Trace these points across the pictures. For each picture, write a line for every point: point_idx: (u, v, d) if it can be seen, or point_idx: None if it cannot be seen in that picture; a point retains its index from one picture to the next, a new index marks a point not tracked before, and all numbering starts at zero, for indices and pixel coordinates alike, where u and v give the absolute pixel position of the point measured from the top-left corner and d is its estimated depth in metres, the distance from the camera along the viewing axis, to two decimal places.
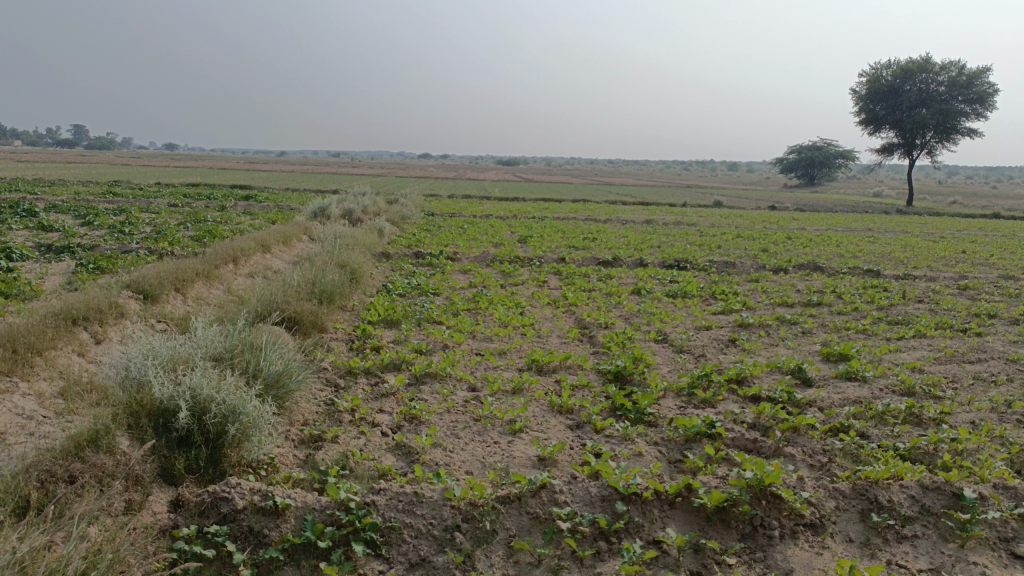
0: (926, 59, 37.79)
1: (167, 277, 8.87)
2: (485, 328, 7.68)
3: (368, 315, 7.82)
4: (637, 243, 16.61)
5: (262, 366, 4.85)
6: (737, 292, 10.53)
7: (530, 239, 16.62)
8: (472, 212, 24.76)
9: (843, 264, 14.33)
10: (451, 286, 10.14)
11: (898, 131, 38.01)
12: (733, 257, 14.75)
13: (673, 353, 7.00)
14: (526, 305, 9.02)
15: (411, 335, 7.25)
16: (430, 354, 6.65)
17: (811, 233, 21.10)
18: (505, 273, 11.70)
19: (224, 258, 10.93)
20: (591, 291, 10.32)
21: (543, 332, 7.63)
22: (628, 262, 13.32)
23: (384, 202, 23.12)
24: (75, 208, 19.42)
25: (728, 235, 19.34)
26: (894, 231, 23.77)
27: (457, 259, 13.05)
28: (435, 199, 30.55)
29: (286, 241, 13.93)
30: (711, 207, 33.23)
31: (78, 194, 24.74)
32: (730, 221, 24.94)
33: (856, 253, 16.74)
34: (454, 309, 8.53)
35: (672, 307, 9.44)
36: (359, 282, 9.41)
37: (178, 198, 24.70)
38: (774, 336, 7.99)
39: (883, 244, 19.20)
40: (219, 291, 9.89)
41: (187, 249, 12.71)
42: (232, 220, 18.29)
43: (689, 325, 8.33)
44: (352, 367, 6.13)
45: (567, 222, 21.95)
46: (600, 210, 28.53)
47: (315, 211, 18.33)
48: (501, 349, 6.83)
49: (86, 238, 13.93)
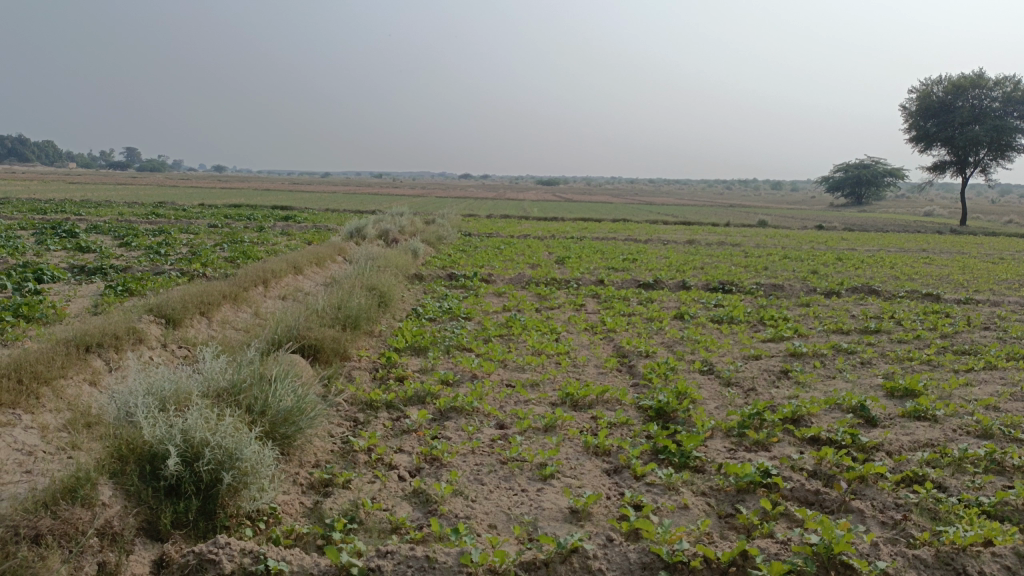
0: (978, 75, 36.55)
1: (191, 300, 8.60)
2: (517, 356, 7.21)
3: (395, 341, 7.42)
4: (679, 265, 16.02)
5: (271, 402, 4.45)
6: (787, 317, 9.93)
7: (569, 260, 16.16)
8: (510, 232, 24.43)
9: (899, 287, 13.58)
10: (484, 310, 9.72)
11: (951, 148, 36.75)
12: (780, 279, 14.09)
13: (720, 386, 6.45)
14: (562, 331, 8.54)
15: (439, 365, 6.82)
16: (458, 386, 6.20)
17: (862, 254, 20.27)
18: (541, 296, 11.25)
19: (254, 280, 10.67)
20: (631, 316, 9.81)
21: (580, 361, 7.14)
22: (670, 284, 12.77)
23: (421, 223, 22.87)
24: (116, 229, 19.53)
25: (774, 257, 18.62)
26: (950, 252, 22.78)
27: (493, 281, 12.64)
28: (474, 219, 30.34)
29: (319, 262, 13.67)
30: (756, 227, 32.39)
31: (121, 215, 25.02)
32: (776, 241, 24.16)
33: (912, 275, 15.93)
34: (486, 335, 8.10)
35: (718, 333, 8.88)
36: (387, 306, 9.03)
37: (218, 219, 24.81)
38: (830, 368, 7.39)
39: (940, 266, 18.32)
40: (247, 314, 9.61)
41: (220, 270, 12.53)
42: (267, 241, 18.18)
43: (737, 354, 7.79)
44: (373, 400, 5.73)
45: (607, 242, 21.45)
46: (641, 230, 27.95)
47: (350, 231, 18.14)
48: (533, 380, 6.36)
49: (121, 260, 13.86)
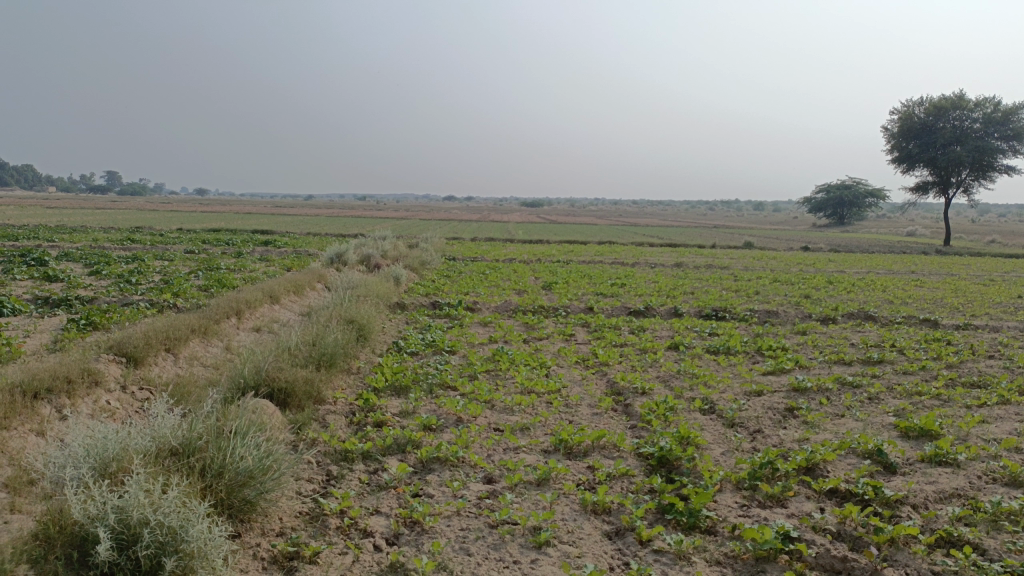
0: (959, 96, 36.76)
1: (156, 336, 8.06)
2: (505, 396, 6.72)
3: (374, 380, 6.91)
4: (668, 290, 15.62)
5: (229, 461, 3.92)
6: (785, 347, 9.51)
7: (556, 285, 15.74)
8: (495, 255, 24.05)
9: (895, 313, 13.25)
10: (469, 342, 9.24)
11: (933, 169, 36.84)
12: (773, 305, 13.71)
13: (725, 428, 6.00)
14: (551, 366, 8.07)
15: (421, 407, 6.31)
16: (441, 432, 5.71)
17: (852, 277, 20.01)
18: (529, 326, 10.78)
19: (227, 311, 10.14)
20: (623, 347, 9.36)
21: (573, 401, 6.66)
22: (662, 311, 12.36)
23: (404, 247, 22.39)
24: (88, 256, 18.90)
25: (764, 280, 18.27)
26: (939, 274, 22.58)
27: (478, 309, 12.16)
28: (458, 242, 29.96)
29: (297, 290, 13.14)
30: (742, 249, 32.18)
31: (95, 241, 24.41)
32: (764, 264, 23.92)
33: (905, 299, 15.64)
34: (471, 370, 7.61)
35: (715, 366, 8.44)
36: (366, 340, 8.52)
37: (195, 244, 24.22)
38: (838, 406, 6.97)
39: (932, 289, 18.07)
40: (218, 349, 9.07)
41: (192, 301, 11.98)
42: (245, 267, 17.62)
43: (738, 390, 7.35)
44: (348, 451, 5.22)
45: (594, 267, 21.07)
46: (628, 253, 27.62)
47: (331, 257, 17.62)
48: (523, 424, 5.87)
49: (89, 289, 13.26)
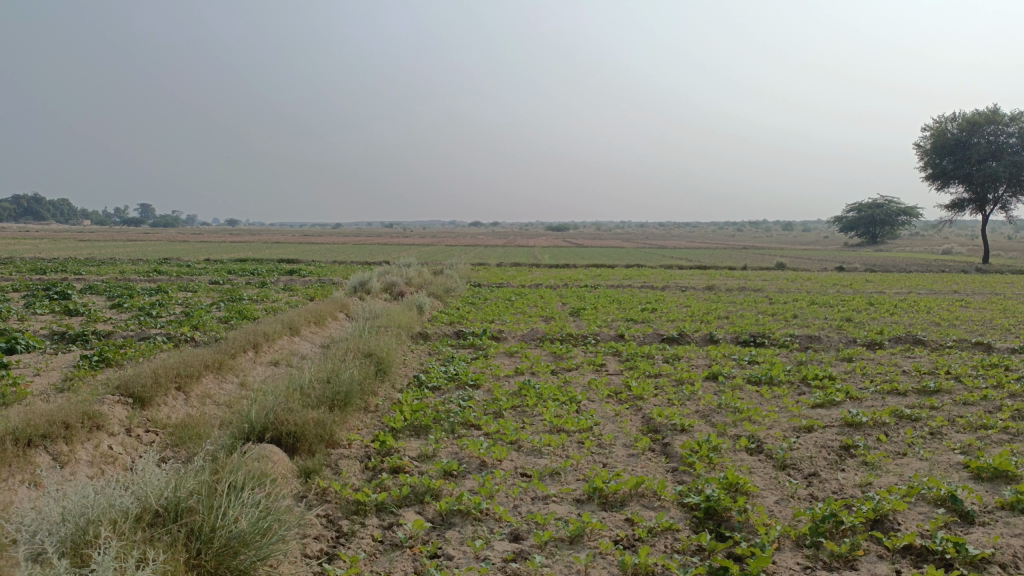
0: (993, 111, 35.83)
1: (167, 373, 7.68)
2: (533, 436, 6.21)
3: (392, 420, 6.43)
4: (702, 315, 15.00)
5: (221, 524, 3.51)
6: (832, 376, 8.90)
7: (584, 311, 15.22)
8: (521, 281, 23.58)
9: (945, 336, 12.54)
10: (495, 374, 8.76)
11: (968, 186, 35.84)
12: (813, 329, 13.05)
13: (776, 472, 5.43)
14: (582, 400, 7.54)
15: (441, 450, 5.83)
16: (464, 479, 5.22)
17: (892, 298, 19.25)
18: (557, 355, 10.28)
19: (243, 344, 9.76)
20: (658, 378, 8.81)
21: (606, 441, 6.14)
22: (696, 338, 11.78)
23: (429, 274, 22.02)
24: (112, 289, 18.75)
25: (801, 303, 17.56)
26: (983, 293, 21.66)
27: (503, 338, 11.69)
28: (484, 268, 29.60)
29: (318, 320, 12.78)
30: (774, 271, 31.38)
31: (121, 274, 24.41)
32: (799, 286, 23.23)
33: (952, 321, 14.89)
34: (497, 407, 7.11)
35: (758, 398, 7.87)
36: (386, 374, 8.07)
37: (220, 274, 24.08)
38: (899, 443, 6.36)
39: (979, 309, 17.27)
40: (233, 385, 8.67)
41: (210, 334, 11.65)
42: (267, 298, 17.33)
43: (785, 425, 6.77)
44: (362, 502, 4.76)
45: (623, 291, 20.50)
46: (657, 276, 27.03)
47: (355, 285, 17.27)
48: (553, 469, 5.36)
49: (108, 323, 13.00)
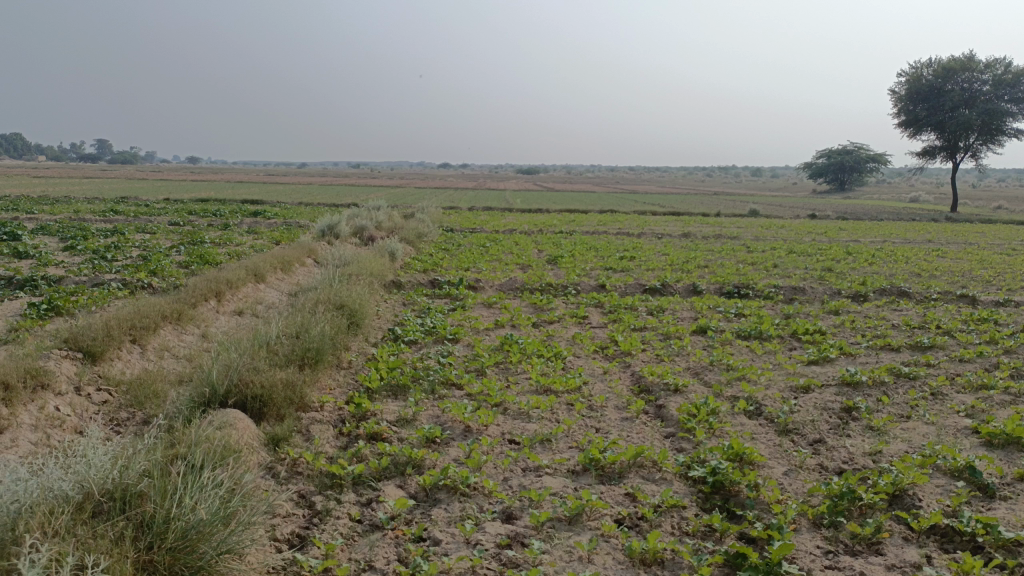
0: (968, 58, 35.53)
1: (120, 325, 7.09)
2: (520, 398, 5.81)
3: (367, 380, 5.96)
4: (681, 263, 14.64)
5: (176, 513, 3.05)
6: (823, 330, 8.61)
7: (561, 259, 14.76)
8: (494, 225, 23.03)
9: (928, 287, 12.34)
10: (474, 326, 8.32)
11: (940, 133, 35.71)
12: (796, 280, 12.78)
13: (779, 438, 5.12)
14: (568, 356, 7.14)
15: (422, 414, 5.39)
16: (448, 447, 4.81)
17: (869, 247, 19.11)
18: (538, 306, 9.85)
19: (205, 292, 9.16)
20: (644, 332, 8.43)
21: (598, 403, 5.75)
22: (679, 289, 11.44)
23: (400, 218, 21.34)
24: (65, 230, 17.81)
25: (779, 251, 17.31)
26: (957, 243, 21.63)
27: (480, 287, 11.21)
28: (455, 211, 28.93)
29: (285, 267, 12.16)
30: (748, 217, 31.21)
31: (76, 213, 23.32)
32: (774, 233, 23.00)
33: (932, 271, 14.71)
34: (478, 364, 6.68)
35: (750, 354, 7.55)
36: (359, 327, 7.58)
37: (181, 215, 23.13)
38: (902, 406, 6.08)
39: (955, 259, 17.19)
40: (194, 336, 8.11)
41: (170, 280, 10.99)
42: (231, 241, 16.58)
43: (783, 386, 6.45)
44: (337, 475, 4.32)
45: (599, 237, 20.04)
46: (631, 222, 26.69)
47: (323, 229, 16.57)
48: (543, 435, 4.97)
49: (60, 267, 12.24)
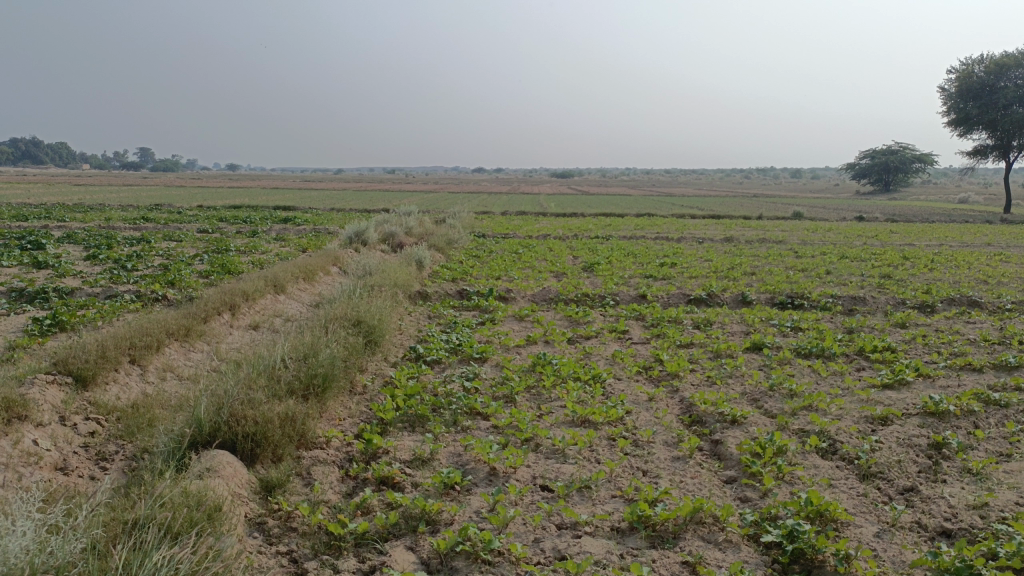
0: (1022, 52, 33.94)
1: (119, 344, 6.51)
2: (554, 432, 5.07)
3: (381, 411, 5.28)
4: (726, 271, 13.75)
5: None
6: (892, 347, 7.72)
7: (598, 266, 13.98)
8: (527, 231, 22.34)
9: (1000, 296, 11.31)
10: (504, 343, 7.61)
11: (992, 132, 34.12)
12: (852, 288, 11.84)
13: (863, 487, 4.32)
14: (608, 379, 6.38)
15: (441, 453, 4.68)
16: (470, 498, 4.08)
17: (924, 252, 18.01)
18: (574, 320, 9.10)
19: (218, 305, 8.60)
20: (692, 350, 7.63)
21: (644, 439, 4.98)
22: (727, 300, 10.59)
23: (431, 224, 20.73)
24: (91, 238, 17.43)
25: (830, 257, 16.33)
26: (1018, 246, 20.37)
27: (512, 298, 10.51)
28: (488, 216, 28.34)
29: (308, 276, 11.59)
30: (791, 221, 30.03)
31: (107, 220, 23.16)
32: (821, 237, 21.94)
33: (1000, 278, 13.63)
34: (507, 389, 5.96)
35: (814, 376, 6.71)
36: (377, 346, 6.93)
37: (211, 223, 22.72)
38: (1002, 441, 5.20)
39: (1020, 264, 16.05)
40: (202, 354, 7.52)
41: (186, 292, 10.44)
42: (256, 249, 16.07)
43: (857, 417, 5.61)
44: (336, 535, 3.62)
45: (637, 242, 19.17)
46: (670, 226, 25.81)
47: (351, 236, 15.97)
48: (581, 481, 4.23)
49: (77, 279, 11.78)
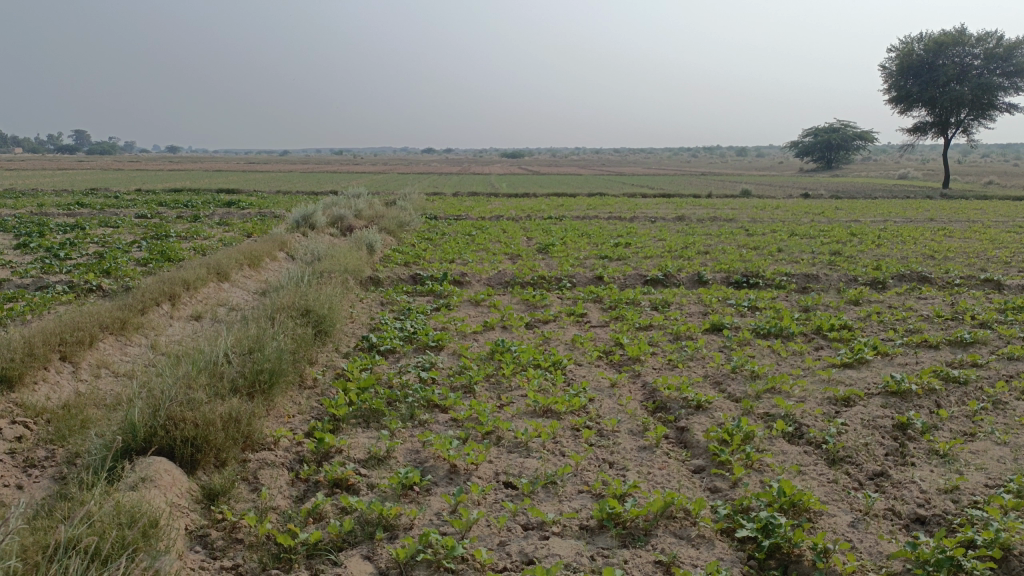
0: (960, 31, 34.68)
1: (48, 340, 6.08)
2: (516, 423, 4.87)
3: (333, 406, 5.00)
4: (680, 250, 13.70)
5: None
6: (849, 326, 7.71)
7: (552, 247, 13.79)
8: (479, 212, 22.05)
9: (948, 271, 11.46)
10: (460, 329, 7.37)
11: (931, 109, 34.85)
12: (805, 266, 11.89)
13: (833, 473, 4.22)
14: (569, 366, 6.21)
15: (398, 450, 4.44)
16: (430, 500, 3.85)
17: (871, 228, 18.28)
18: (530, 303, 8.90)
19: (157, 296, 8.16)
20: (651, 332, 7.51)
21: (609, 429, 4.82)
22: (683, 280, 10.52)
23: (382, 206, 20.29)
24: (22, 226, 16.58)
25: (781, 235, 16.44)
26: (960, 221, 20.84)
27: (466, 282, 10.26)
28: (439, 198, 27.93)
29: (253, 262, 11.15)
30: (740, 199, 30.29)
31: (40, 206, 22.13)
32: (770, 214, 22.15)
33: (945, 253, 13.86)
34: (464, 379, 5.73)
35: (775, 358, 6.63)
36: (327, 336, 6.63)
37: (150, 208, 21.87)
38: (965, 420, 5.17)
39: (963, 239, 16.38)
40: (140, 348, 7.11)
41: (123, 281, 9.93)
42: (199, 234, 15.46)
43: (821, 398, 5.53)
44: (286, 547, 3.36)
45: (590, 222, 19.06)
46: (622, 206, 25.77)
47: (298, 219, 15.46)
48: (547, 477, 4.04)
49: (5, 269, 11.12)
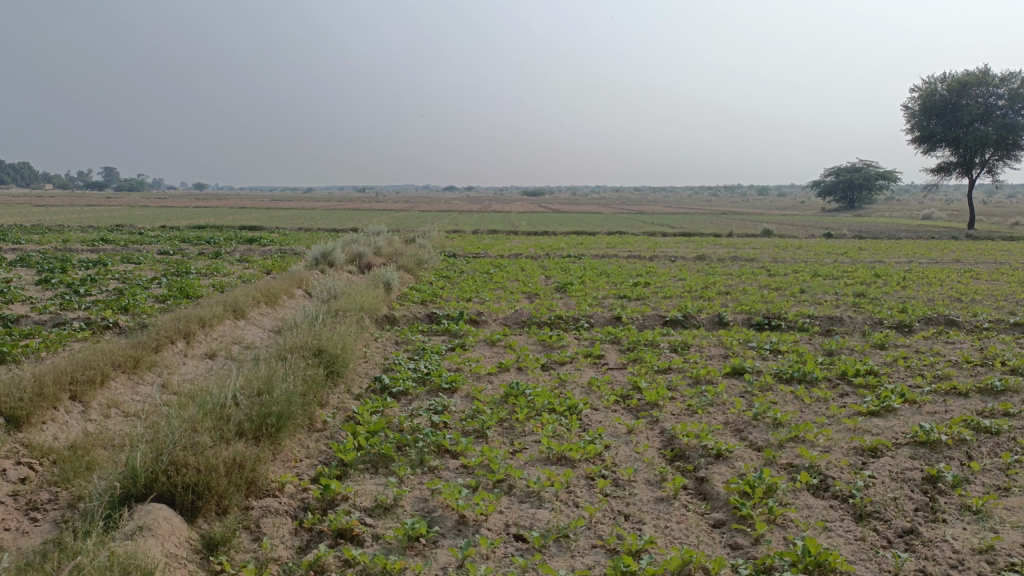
0: (983, 71, 34.54)
1: (58, 379, 6.02)
2: (529, 471, 4.71)
3: (342, 451, 4.87)
4: (700, 290, 13.53)
5: None
6: (875, 371, 7.48)
7: (570, 287, 13.68)
8: (498, 250, 22.02)
9: (976, 314, 11.18)
10: (475, 370, 7.24)
11: (955, 149, 34.57)
12: (828, 308, 11.68)
13: (861, 530, 4.01)
14: (584, 410, 6.05)
15: (406, 498, 4.30)
16: (437, 554, 3.69)
17: (895, 268, 18.00)
18: (547, 344, 8.77)
19: (172, 333, 8.11)
20: (670, 376, 7.33)
21: (625, 478, 4.64)
22: (703, 321, 10.35)
23: (401, 244, 20.34)
24: (46, 261, 16.76)
25: (803, 275, 16.22)
26: (987, 262, 20.48)
27: (483, 322, 10.16)
28: (458, 235, 28.00)
29: (270, 299, 11.13)
30: (761, 238, 30.08)
31: (65, 242, 22.42)
32: (792, 254, 21.92)
33: (973, 295, 13.55)
34: (477, 423, 5.59)
35: (798, 404, 6.43)
36: (339, 376, 6.52)
37: (173, 244, 22.08)
38: (999, 474, 4.93)
39: (990, 281, 16.05)
40: (152, 387, 7.05)
41: (140, 318, 9.94)
42: (219, 271, 15.54)
43: (847, 448, 5.32)
44: None
45: (609, 261, 18.95)
46: (642, 245, 25.66)
47: (317, 257, 15.50)
48: (559, 530, 3.87)
49: (25, 305, 11.19)
